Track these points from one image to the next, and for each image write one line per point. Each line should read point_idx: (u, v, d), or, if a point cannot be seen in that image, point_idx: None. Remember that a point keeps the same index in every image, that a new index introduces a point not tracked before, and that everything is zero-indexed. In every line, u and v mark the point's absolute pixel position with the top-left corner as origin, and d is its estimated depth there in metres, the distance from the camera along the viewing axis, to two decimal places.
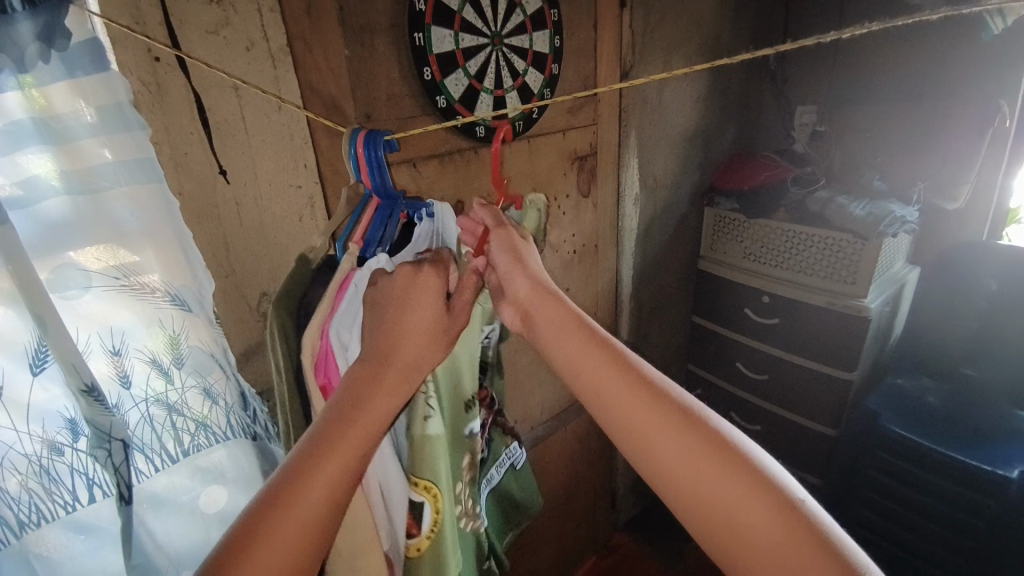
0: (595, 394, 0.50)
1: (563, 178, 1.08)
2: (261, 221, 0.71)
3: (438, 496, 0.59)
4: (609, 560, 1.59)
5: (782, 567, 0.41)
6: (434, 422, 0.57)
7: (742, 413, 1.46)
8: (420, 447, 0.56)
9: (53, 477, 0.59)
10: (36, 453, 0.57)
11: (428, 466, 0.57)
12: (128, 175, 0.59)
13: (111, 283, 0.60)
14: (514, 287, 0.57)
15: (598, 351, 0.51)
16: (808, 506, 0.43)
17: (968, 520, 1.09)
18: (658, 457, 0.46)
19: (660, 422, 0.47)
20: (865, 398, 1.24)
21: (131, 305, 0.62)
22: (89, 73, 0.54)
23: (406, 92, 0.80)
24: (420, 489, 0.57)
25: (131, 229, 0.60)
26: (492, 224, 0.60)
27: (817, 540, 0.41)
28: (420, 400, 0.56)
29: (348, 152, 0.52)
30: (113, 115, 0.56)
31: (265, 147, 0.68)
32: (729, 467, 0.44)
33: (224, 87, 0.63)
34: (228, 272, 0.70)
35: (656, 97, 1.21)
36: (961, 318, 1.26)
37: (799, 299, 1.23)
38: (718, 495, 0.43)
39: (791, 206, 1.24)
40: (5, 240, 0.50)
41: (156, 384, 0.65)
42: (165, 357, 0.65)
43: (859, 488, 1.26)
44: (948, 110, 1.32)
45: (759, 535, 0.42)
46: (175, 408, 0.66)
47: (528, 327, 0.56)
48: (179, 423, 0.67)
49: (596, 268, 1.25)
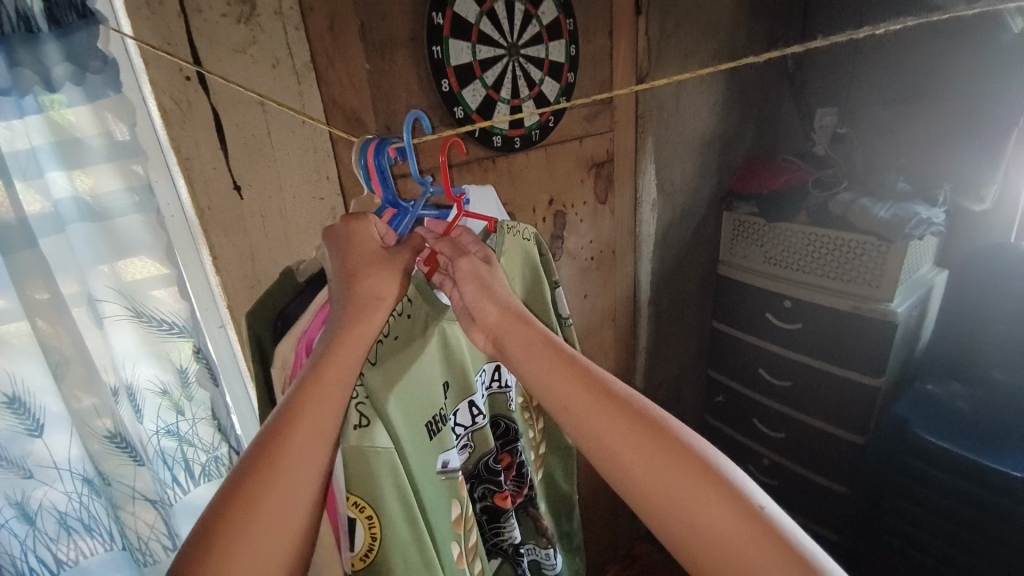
0: (561, 404, 0.50)
1: (580, 185, 1.08)
2: (285, 233, 0.72)
3: (374, 519, 0.48)
4: (630, 569, 1.58)
5: (743, 566, 0.41)
6: (378, 427, 0.49)
7: (765, 420, 1.43)
8: (355, 462, 0.47)
9: (89, 515, 0.67)
10: (74, 491, 0.65)
11: (366, 478, 0.47)
12: (138, 202, 0.63)
13: (126, 316, 0.66)
14: (483, 315, 0.55)
15: (568, 368, 0.51)
16: (768, 506, 0.43)
17: (1000, 528, 1.06)
18: (625, 464, 0.46)
19: (620, 430, 0.47)
20: (894, 405, 1.21)
21: (144, 335, 0.67)
22: (103, 97, 0.58)
23: (426, 104, 0.81)
24: (351, 504, 0.47)
25: (144, 253, 0.65)
26: (452, 255, 0.57)
27: (777, 540, 0.41)
28: (348, 405, 0.48)
29: (358, 163, 0.52)
30: (121, 142, 0.60)
31: (289, 160, 0.70)
32: (692, 471, 0.44)
33: (251, 103, 0.65)
34: (253, 283, 0.71)
35: (672, 102, 1.21)
36: (994, 322, 1.22)
37: (822, 303, 1.21)
38: (682, 502, 0.43)
39: (813, 209, 1.22)
40: (50, 309, 0.59)
41: (168, 415, 0.71)
42: (175, 390, 0.70)
43: (887, 497, 1.23)
44: (972, 110, 1.29)
45: (720, 539, 0.42)
46: (186, 439, 0.72)
47: (499, 354, 0.55)
48: (191, 454, 0.73)
49: (613, 275, 1.25)
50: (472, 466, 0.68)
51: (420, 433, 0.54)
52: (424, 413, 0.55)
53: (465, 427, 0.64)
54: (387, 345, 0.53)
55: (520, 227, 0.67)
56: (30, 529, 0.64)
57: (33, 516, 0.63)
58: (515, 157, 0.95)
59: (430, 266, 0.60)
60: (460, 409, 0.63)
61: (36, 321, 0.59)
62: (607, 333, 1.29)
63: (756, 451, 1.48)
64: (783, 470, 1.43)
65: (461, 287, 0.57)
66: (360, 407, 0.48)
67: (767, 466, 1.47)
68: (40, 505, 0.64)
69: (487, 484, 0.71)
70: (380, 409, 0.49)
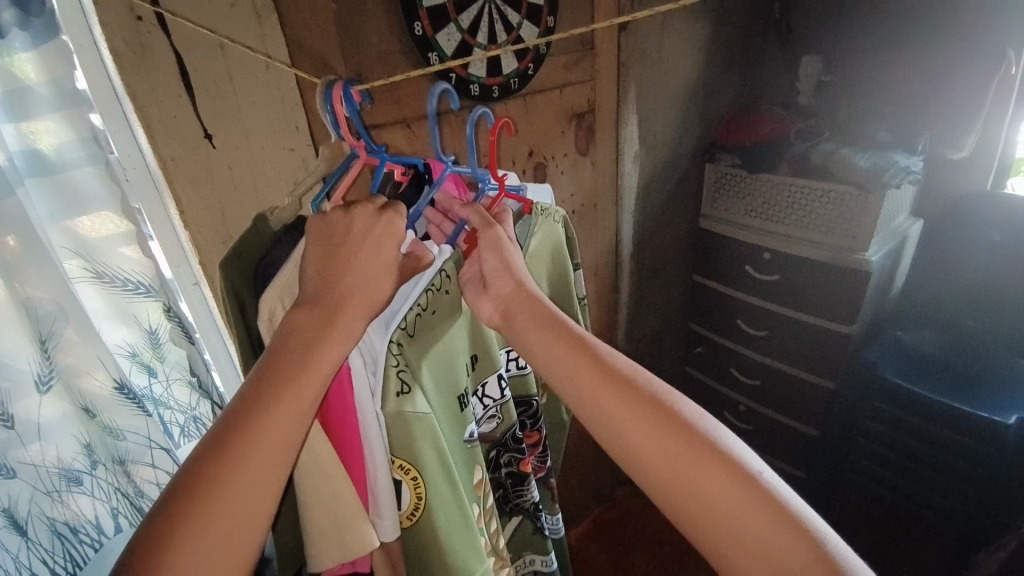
0: (563, 373, 0.53)
1: (561, 137, 1.06)
2: (255, 185, 0.69)
3: (418, 480, 0.51)
4: (612, 512, 1.66)
5: (737, 524, 0.44)
6: (415, 395, 0.51)
7: (741, 368, 1.47)
8: (397, 426, 0.49)
9: (76, 509, 0.65)
10: (54, 486, 0.63)
11: (406, 442, 0.50)
12: (89, 156, 0.61)
13: (87, 277, 0.64)
14: (498, 286, 0.59)
15: (571, 347, 0.54)
16: (763, 473, 0.46)
17: (970, 467, 1.14)
18: (625, 436, 0.49)
19: (621, 402, 0.50)
20: (866, 351, 1.26)
21: (107, 297, 0.66)
22: (45, 39, 0.55)
23: (398, 49, 0.78)
24: (397, 466, 0.50)
25: (96, 205, 0.63)
26: (480, 225, 0.59)
27: (768, 500, 0.44)
28: (390, 373, 0.49)
29: (324, 112, 0.52)
30: (65, 92, 0.57)
31: (255, 110, 0.66)
32: (688, 441, 0.47)
33: (210, 46, 0.61)
34: (225, 239, 0.69)
35: (655, 47, 1.17)
36: (965, 270, 1.27)
37: (800, 254, 1.23)
38: (683, 471, 0.46)
39: (794, 159, 1.21)
40: (30, 272, 0.58)
41: (140, 379, 0.71)
42: (145, 352, 0.70)
43: (854, 437, 1.31)
44: (956, 57, 1.28)
45: (719, 506, 0.44)
46: (161, 402, 0.73)
47: (504, 325, 0.58)
48: (167, 415, 0.74)
49: (595, 228, 1.24)
50: (498, 436, 0.72)
51: (449, 401, 0.58)
52: (449, 378, 0.58)
53: (493, 399, 0.69)
54: (423, 319, 0.55)
55: (551, 210, 0.72)
56: (22, 542, 0.61)
57: (24, 525, 0.61)
58: (493, 107, 0.92)
59: (469, 244, 0.62)
60: (485, 382, 0.67)
61: (15, 284, 0.57)
62: (589, 287, 1.30)
63: (732, 398, 1.53)
64: (757, 415, 1.48)
65: (481, 256, 0.59)
66: (405, 375, 0.50)
67: (743, 412, 1.51)
68: (28, 512, 0.61)
69: (511, 452, 0.74)
70: (417, 378, 0.52)
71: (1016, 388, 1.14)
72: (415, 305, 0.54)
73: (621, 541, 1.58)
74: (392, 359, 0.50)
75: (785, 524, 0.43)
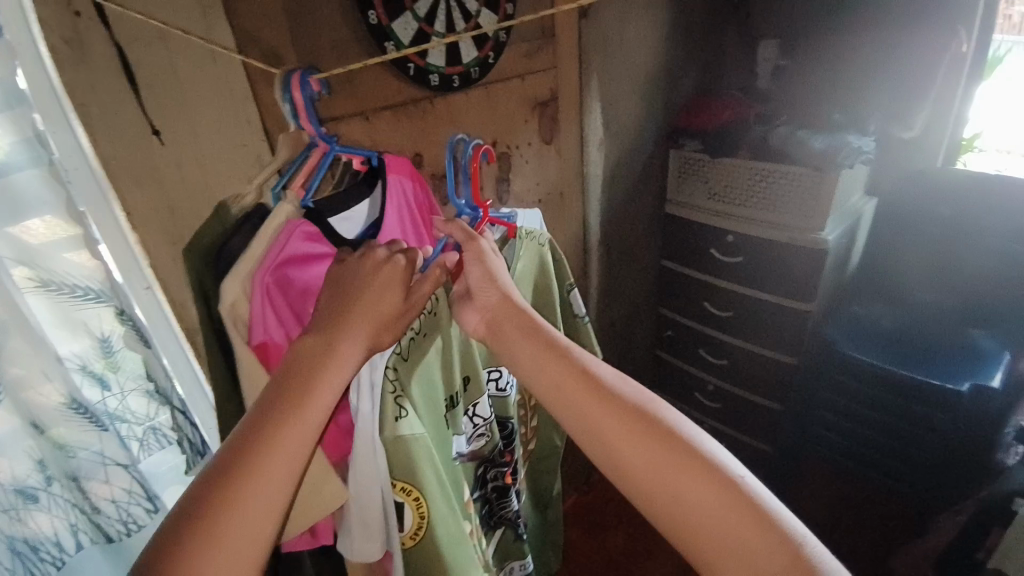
0: (552, 384, 0.52)
1: (524, 126, 1.06)
2: (205, 183, 0.67)
3: (420, 500, 0.52)
4: (589, 497, 1.69)
5: (726, 535, 0.43)
6: (410, 418, 0.52)
7: (708, 349, 1.50)
8: (396, 450, 0.51)
9: (34, 526, 0.62)
10: (9, 504, 0.60)
11: (406, 464, 0.51)
12: (31, 158, 0.58)
13: (31, 287, 0.60)
14: (485, 297, 0.58)
15: (557, 358, 0.53)
16: (745, 477, 0.46)
17: (919, 432, 1.22)
18: (614, 447, 0.48)
19: (609, 413, 0.49)
20: (825, 327, 1.31)
21: (53, 308, 0.62)
22: None
23: (352, 39, 0.76)
24: (398, 489, 0.52)
25: (37, 210, 0.59)
26: (462, 239, 0.59)
27: (754, 508, 0.44)
28: (388, 399, 0.51)
29: (282, 99, 0.52)
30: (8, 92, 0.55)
31: (204, 105, 0.64)
32: (674, 451, 0.47)
33: (153, 39, 0.59)
34: (177, 239, 0.68)
35: (616, 34, 1.17)
36: (915, 246, 1.33)
37: (762, 236, 1.26)
38: (672, 483, 0.46)
39: (754, 143, 1.25)
40: None
41: (94, 392, 0.67)
42: (97, 363, 0.67)
43: (815, 410, 1.36)
44: (906, 39, 1.32)
45: (708, 516, 0.44)
46: (117, 415, 0.69)
47: (488, 334, 0.57)
48: (125, 428, 0.70)
49: (562, 217, 1.25)
50: (486, 453, 0.72)
51: (438, 421, 0.59)
52: (440, 398, 0.60)
53: (482, 418, 0.69)
54: (415, 342, 0.56)
55: (535, 233, 0.72)
56: None
57: None
58: (454, 98, 0.91)
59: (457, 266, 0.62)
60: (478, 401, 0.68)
61: None
62: None
63: (700, 378, 1.56)
64: (725, 394, 1.51)
65: (467, 269, 0.59)
66: (404, 400, 0.52)
67: (711, 392, 1.54)
68: None
69: (497, 466, 0.75)
70: (412, 400, 0.53)
71: (966, 358, 1.21)
72: (409, 330, 0.55)
73: (598, 525, 1.61)
74: (389, 384, 0.51)
75: (771, 531, 0.43)
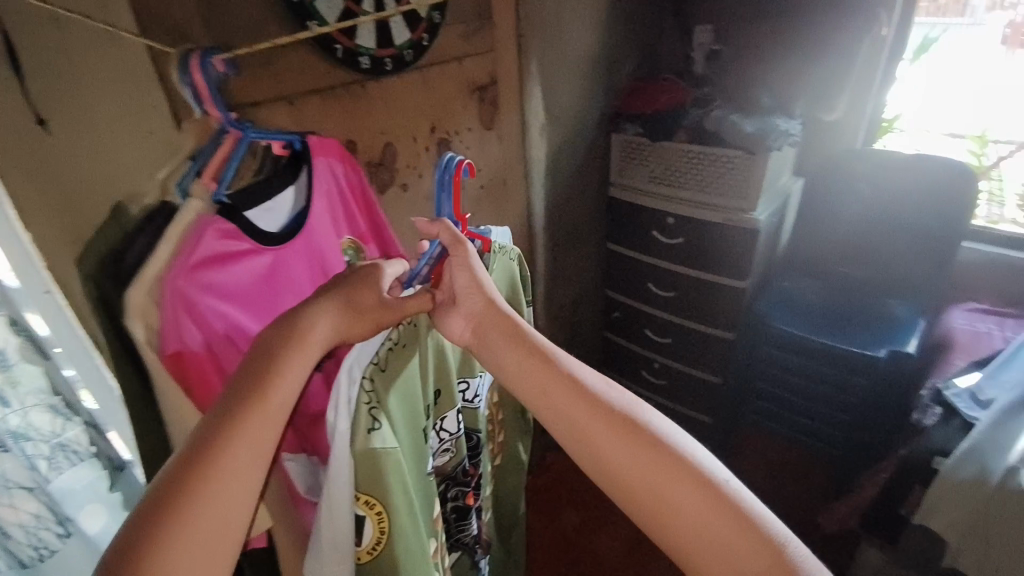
0: (535, 386, 0.50)
1: (464, 111, 1.04)
2: (109, 175, 0.62)
3: (382, 514, 0.49)
4: (542, 479, 1.73)
5: (711, 539, 0.43)
6: (385, 431, 0.48)
7: (653, 328, 1.54)
8: (366, 464, 0.47)
9: None
10: None
11: (375, 479, 0.48)
12: None
13: None
14: (469, 303, 0.54)
15: (541, 363, 0.51)
16: (728, 481, 0.45)
17: (841, 394, 1.31)
18: (601, 451, 0.47)
19: (596, 417, 0.48)
20: (759, 303, 1.38)
21: None
22: None
23: (272, 18, 0.72)
24: (361, 502, 0.48)
25: None
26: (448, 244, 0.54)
27: (739, 513, 0.43)
28: (362, 412, 0.47)
29: (181, 83, 0.47)
30: None
31: (103, 90, 0.59)
32: (660, 455, 0.45)
33: (41, 18, 0.54)
34: (76, 237, 0.61)
35: (554, 18, 1.17)
36: (839, 223, 1.42)
37: (698, 216, 1.30)
38: (657, 489, 0.44)
39: (691, 127, 1.28)
40: None
41: None
42: None
43: (753, 382, 1.44)
44: (826, 27, 1.40)
45: (693, 521, 0.43)
46: (20, 433, 0.58)
47: (471, 341, 0.54)
48: (31, 447, 0.60)
49: (506, 203, 1.24)
50: (449, 468, 0.69)
51: (415, 433, 0.55)
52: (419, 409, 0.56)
53: (449, 433, 0.66)
54: (396, 353, 0.51)
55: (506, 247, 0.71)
56: None
57: None
58: (387, 82, 0.88)
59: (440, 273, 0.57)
60: (445, 415, 0.64)
61: None
62: None
63: (646, 357, 1.59)
64: (671, 371, 1.55)
65: (451, 274, 0.55)
66: (379, 412, 0.48)
67: (657, 369, 1.58)
68: None
69: (460, 485, 0.71)
70: (389, 412, 0.49)
71: (891, 325, 1.29)
72: (388, 338, 0.51)
73: (552, 505, 1.64)
74: (364, 395, 0.47)
75: (756, 535, 0.42)
